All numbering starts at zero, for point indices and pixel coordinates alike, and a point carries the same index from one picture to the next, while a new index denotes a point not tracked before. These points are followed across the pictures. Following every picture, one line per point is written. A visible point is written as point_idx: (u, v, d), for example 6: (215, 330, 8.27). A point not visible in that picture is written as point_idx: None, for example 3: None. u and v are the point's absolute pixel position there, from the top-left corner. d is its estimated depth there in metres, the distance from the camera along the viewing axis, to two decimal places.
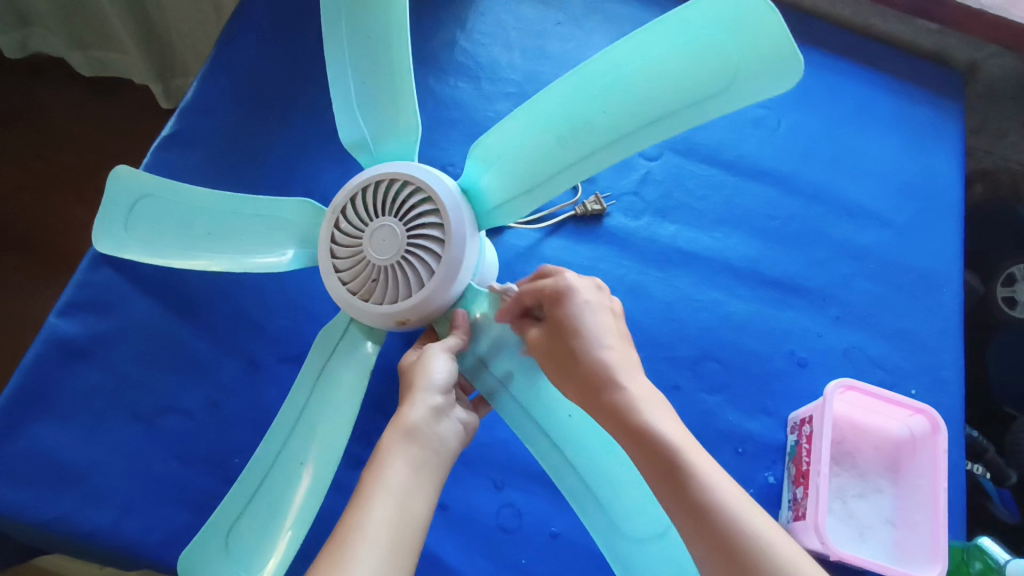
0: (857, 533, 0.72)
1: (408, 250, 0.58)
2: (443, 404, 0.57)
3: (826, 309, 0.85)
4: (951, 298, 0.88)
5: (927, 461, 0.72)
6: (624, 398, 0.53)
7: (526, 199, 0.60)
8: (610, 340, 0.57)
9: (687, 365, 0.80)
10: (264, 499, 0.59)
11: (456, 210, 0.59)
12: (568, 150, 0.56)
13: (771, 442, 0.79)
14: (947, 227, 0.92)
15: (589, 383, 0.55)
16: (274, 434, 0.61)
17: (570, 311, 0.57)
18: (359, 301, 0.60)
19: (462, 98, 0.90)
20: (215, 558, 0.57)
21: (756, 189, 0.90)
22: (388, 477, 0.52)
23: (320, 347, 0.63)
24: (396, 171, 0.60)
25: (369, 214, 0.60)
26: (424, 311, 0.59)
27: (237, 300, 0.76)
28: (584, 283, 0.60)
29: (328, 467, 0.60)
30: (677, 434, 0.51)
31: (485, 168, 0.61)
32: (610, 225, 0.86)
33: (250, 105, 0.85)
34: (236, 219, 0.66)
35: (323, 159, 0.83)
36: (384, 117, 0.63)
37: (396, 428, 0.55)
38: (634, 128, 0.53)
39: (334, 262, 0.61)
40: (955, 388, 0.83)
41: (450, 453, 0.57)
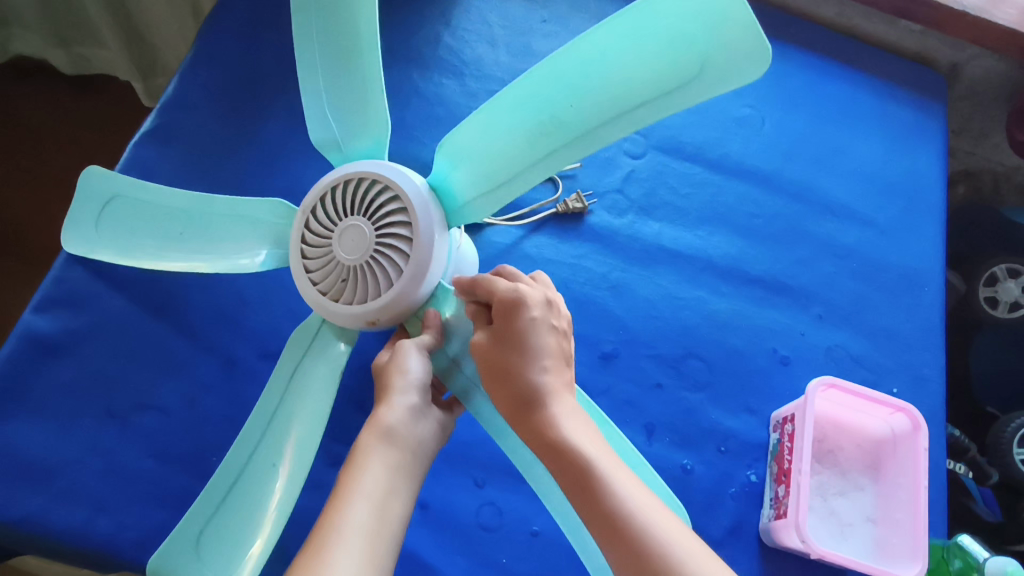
0: (837, 531, 0.72)
1: (377, 250, 0.58)
2: (420, 404, 0.57)
3: (809, 307, 0.85)
4: (932, 296, 0.88)
5: (908, 458, 0.72)
6: (548, 417, 0.54)
7: (496, 196, 0.59)
8: (550, 363, 0.56)
9: (670, 363, 0.80)
10: (235, 502, 0.58)
11: (424, 208, 0.58)
12: (535, 145, 0.56)
13: (753, 441, 0.79)
14: (928, 226, 0.92)
15: (526, 401, 0.54)
16: (245, 439, 0.60)
17: (518, 325, 0.56)
18: (329, 302, 0.59)
19: (447, 95, 0.89)
20: (185, 561, 0.56)
21: (740, 187, 0.90)
22: (364, 479, 0.51)
23: (292, 348, 0.62)
24: (366, 170, 0.59)
25: (338, 214, 0.59)
26: (394, 311, 0.58)
27: (215, 296, 0.75)
28: (535, 295, 0.58)
29: (300, 469, 0.59)
30: (597, 449, 0.52)
31: (456, 165, 0.60)
32: (593, 222, 0.85)
33: (231, 102, 0.84)
34: (209, 220, 0.65)
35: (304, 155, 0.82)
36: (355, 115, 0.63)
37: (373, 429, 0.54)
38: (606, 121, 0.52)
39: (305, 262, 0.60)
40: (936, 386, 0.84)
41: (427, 455, 0.57)
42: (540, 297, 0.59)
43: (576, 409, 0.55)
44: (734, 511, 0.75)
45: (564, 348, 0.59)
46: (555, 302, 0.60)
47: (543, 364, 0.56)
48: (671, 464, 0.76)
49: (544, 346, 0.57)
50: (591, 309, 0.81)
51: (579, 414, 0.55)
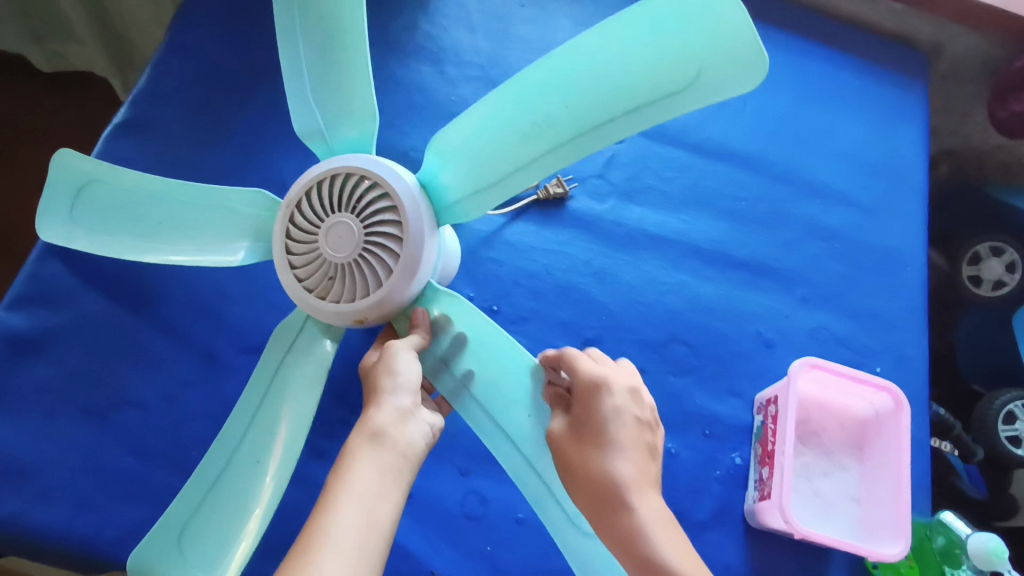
0: (822, 511, 0.72)
1: (366, 248, 0.56)
2: (410, 405, 0.55)
3: (793, 289, 0.85)
4: (916, 276, 0.88)
5: (891, 437, 0.72)
6: (635, 521, 0.55)
7: (488, 196, 0.58)
8: (631, 456, 0.57)
9: (655, 348, 0.80)
10: (218, 499, 0.57)
11: (415, 207, 0.57)
12: (528, 146, 0.55)
13: (738, 424, 0.79)
14: (912, 205, 0.92)
15: (608, 499, 0.56)
16: (227, 435, 0.59)
17: (604, 420, 0.57)
18: (316, 300, 0.57)
19: (426, 82, 0.88)
20: (167, 558, 0.55)
21: (723, 170, 0.89)
22: (351, 483, 0.50)
23: (277, 343, 0.61)
24: (354, 165, 0.58)
25: (324, 209, 0.58)
26: (383, 310, 0.57)
27: (194, 290, 0.74)
28: (619, 386, 0.59)
29: (285, 466, 0.58)
30: (685, 562, 0.55)
31: (444, 163, 0.59)
32: (574, 208, 0.85)
33: (204, 93, 0.82)
34: (189, 211, 0.64)
35: (281, 146, 0.81)
36: (338, 104, 0.62)
37: (362, 431, 0.53)
38: (600, 123, 0.51)
39: (289, 258, 0.58)
40: (920, 366, 0.84)
41: (418, 457, 0.54)
42: (625, 385, 0.59)
43: (658, 509, 0.57)
44: (720, 494, 0.75)
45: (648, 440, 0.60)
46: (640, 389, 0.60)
47: (628, 463, 0.57)
48: None
49: (629, 443, 0.58)
50: (574, 296, 0.81)
51: (663, 514, 0.57)
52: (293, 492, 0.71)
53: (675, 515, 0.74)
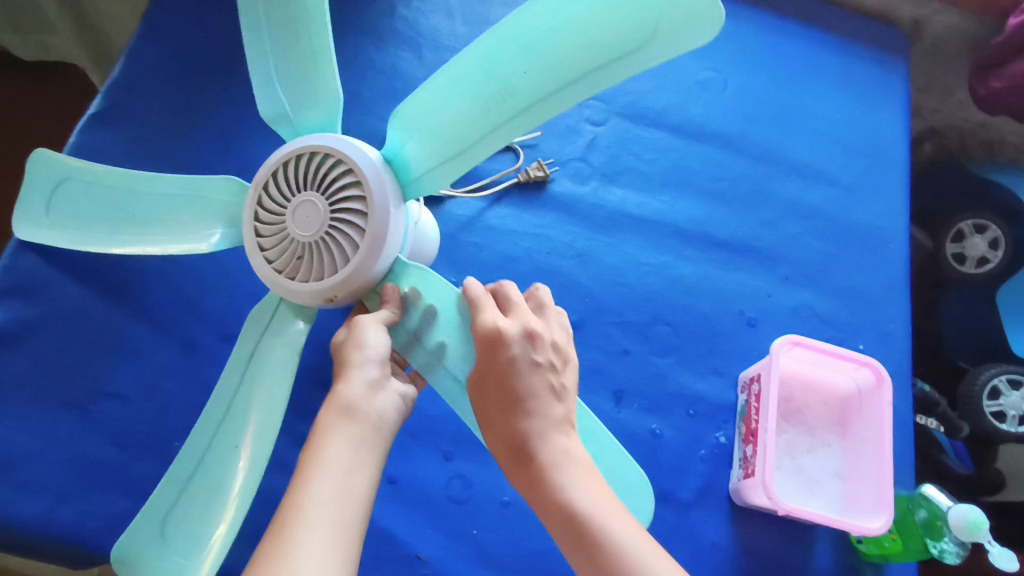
0: (805, 487, 0.72)
1: (331, 225, 0.56)
2: (379, 377, 0.55)
3: (775, 268, 0.85)
4: (897, 253, 0.89)
5: (873, 413, 0.72)
6: (539, 468, 0.53)
7: (454, 166, 0.58)
8: (536, 404, 0.55)
9: (637, 329, 0.80)
10: (198, 485, 0.57)
11: (379, 181, 0.57)
12: (491, 113, 0.55)
13: (721, 402, 0.79)
14: (892, 183, 0.92)
15: (512, 448, 0.54)
16: (205, 422, 0.59)
17: (500, 368, 0.54)
18: (286, 280, 0.58)
19: (404, 67, 0.88)
20: (151, 546, 0.56)
21: (703, 151, 0.89)
22: (325, 458, 0.50)
23: (251, 328, 0.61)
24: (317, 143, 0.58)
25: (290, 189, 0.58)
26: (352, 287, 0.57)
27: (173, 280, 0.73)
28: (514, 329, 0.56)
29: (261, 449, 0.57)
30: (594, 500, 0.52)
31: (409, 137, 0.58)
32: (555, 191, 0.84)
33: (179, 82, 0.82)
34: (163, 200, 0.63)
35: (258, 134, 0.81)
36: (305, 89, 0.61)
37: (332, 407, 0.53)
38: (562, 85, 0.52)
39: (259, 241, 0.59)
40: (902, 342, 0.84)
41: (390, 428, 0.55)
42: (520, 329, 0.56)
43: (564, 451, 0.54)
44: (704, 472, 0.76)
45: (553, 381, 0.56)
46: (539, 331, 0.57)
47: (533, 408, 0.55)
48: (640, 429, 0.76)
49: (531, 388, 0.55)
50: (556, 278, 0.81)
51: (576, 456, 0.54)
52: (276, 479, 0.71)
53: (660, 494, 0.74)
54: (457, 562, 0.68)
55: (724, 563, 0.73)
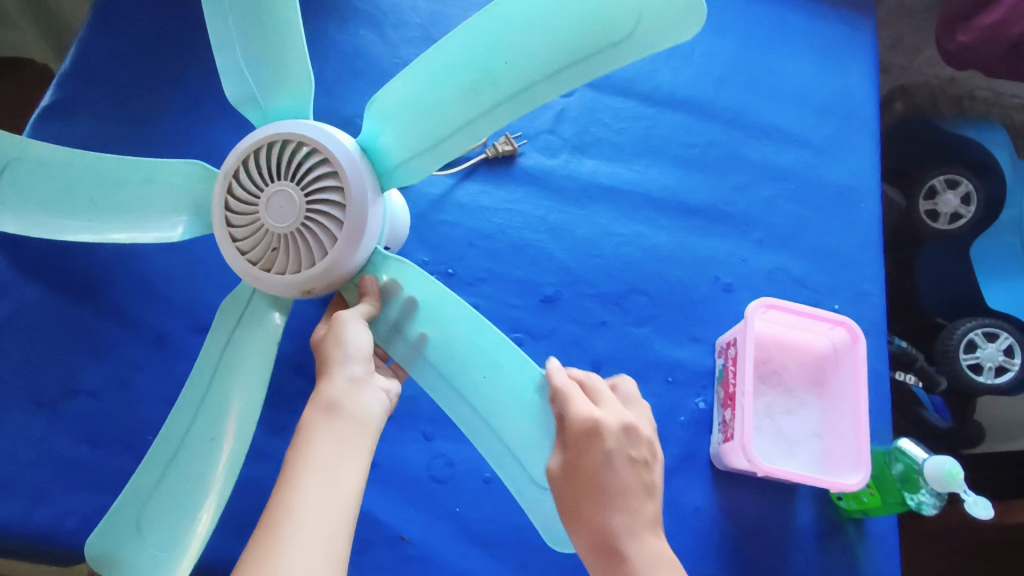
0: (785, 448, 0.73)
1: (308, 216, 0.54)
2: (363, 374, 0.53)
3: (749, 233, 0.85)
4: (870, 212, 0.89)
5: (848, 371, 0.73)
6: (629, 569, 0.56)
7: (432, 159, 0.56)
8: (627, 502, 0.57)
9: (613, 300, 0.80)
10: (175, 477, 0.56)
11: (356, 172, 0.55)
12: (470, 105, 0.53)
13: (700, 368, 0.79)
14: (864, 142, 0.92)
15: (601, 545, 0.56)
16: (181, 414, 0.58)
17: (596, 461, 0.55)
18: (261, 272, 0.56)
19: (365, 45, 0.86)
20: (130, 539, 0.55)
21: (674, 118, 0.88)
22: (311, 455, 0.48)
23: (224, 317, 0.60)
24: (289, 130, 0.55)
25: (263, 179, 0.55)
26: (331, 278, 0.55)
27: (139, 272, 0.72)
28: (613, 424, 0.57)
29: (239, 440, 0.57)
30: None
31: (385, 124, 0.56)
32: (525, 165, 0.84)
33: (134, 69, 0.80)
34: (124, 186, 0.61)
35: (219, 120, 0.79)
36: (274, 71, 0.58)
37: (316, 405, 0.51)
38: (541, 79, 0.51)
39: (231, 232, 0.56)
40: (877, 300, 0.84)
41: (377, 424, 0.53)
42: (618, 424, 0.58)
43: (655, 551, 0.57)
44: (685, 439, 0.76)
45: (645, 479, 0.58)
46: (636, 425, 0.58)
47: (622, 505, 0.57)
48: None
49: (624, 486, 0.57)
50: (530, 253, 0.80)
51: (658, 549, 0.57)
52: (256, 468, 0.71)
53: None
54: (443, 540, 0.69)
55: (707, 526, 0.73)
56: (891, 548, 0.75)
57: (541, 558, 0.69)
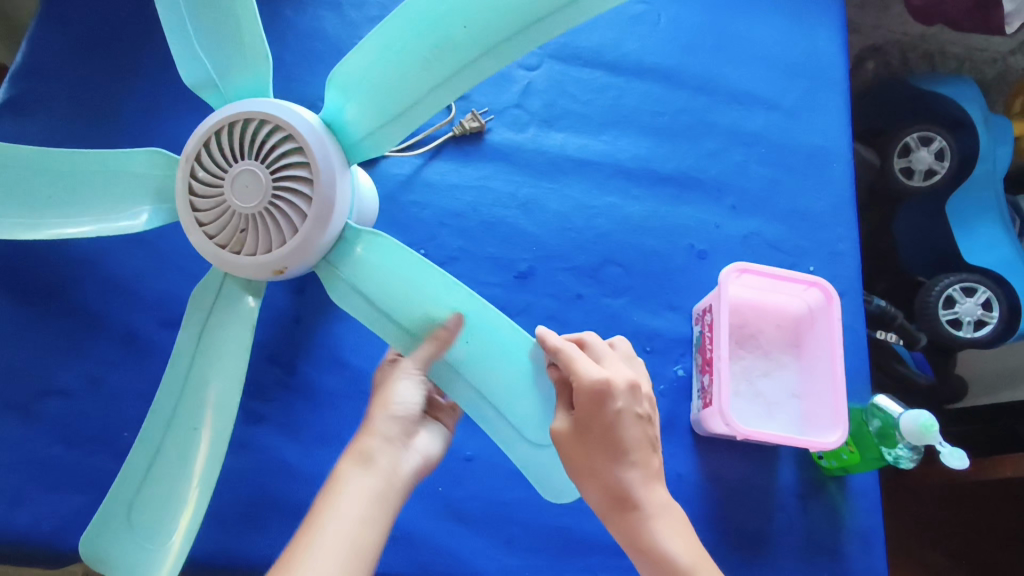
0: (764, 410, 0.73)
1: (276, 194, 0.52)
2: (399, 434, 0.57)
3: (722, 199, 0.85)
4: (841, 173, 0.88)
5: (824, 332, 0.73)
6: (640, 517, 0.58)
7: (396, 129, 0.55)
8: (635, 456, 0.59)
9: (588, 273, 0.80)
10: (160, 469, 0.55)
11: (322, 145, 0.53)
12: (432, 73, 0.51)
13: (678, 336, 0.79)
14: (834, 102, 0.91)
15: (615, 497, 0.58)
16: (160, 406, 0.56)
17: (606, 419, 0.56)
18: (230, 255, 0.53)
19: (327, 28, 0.84)
20: (121, 533, 0.55)
21: (642, 87, 0.88)
22: (340, 503, 0.51)
23: (196, 305, 0.57)
24: (251, 108, 0.53)
25: (226, 158, 0.53)
26: (304, 256, 0.53)
27: (105, 269, 0.71)
28: (618, 382, 0.58)
29: (221, 428, 0.56)
30: (690, 553, 0.58)
31: (345, 101, 0.54)
32: (493, 141, 0.83)
33: (90, 64, 0.78)
34: (83, 179, 0.59)
35: (178, 111, 0.78)
36: (229, 51, 0.56)
37: (352, 455, 0.55)
38: (504, 40, 0.49)
39: (196, 216, 0.54)
40: (851, 260, 0.85)
41: (408, 484, 0.56)
42: (623, 382, 0.58)
43: (661, 499, 0.59)
44: (666, 407, 0.76)
45: (648, 433, 0.60)
46: (639, 383, 0.60)
47: (631, 461, 0.58)
48: None
49: (631, 441, 0.58)
50: (502, 229, 0.80)
51: (666, 502, 0.60)
52: (234, 458, 0.71)
53: None
54: (427, 519, 0.69)
55: (691, 492, 0.74)
56: (873, 504, 0.76)
57: (526, 532, 0.70)
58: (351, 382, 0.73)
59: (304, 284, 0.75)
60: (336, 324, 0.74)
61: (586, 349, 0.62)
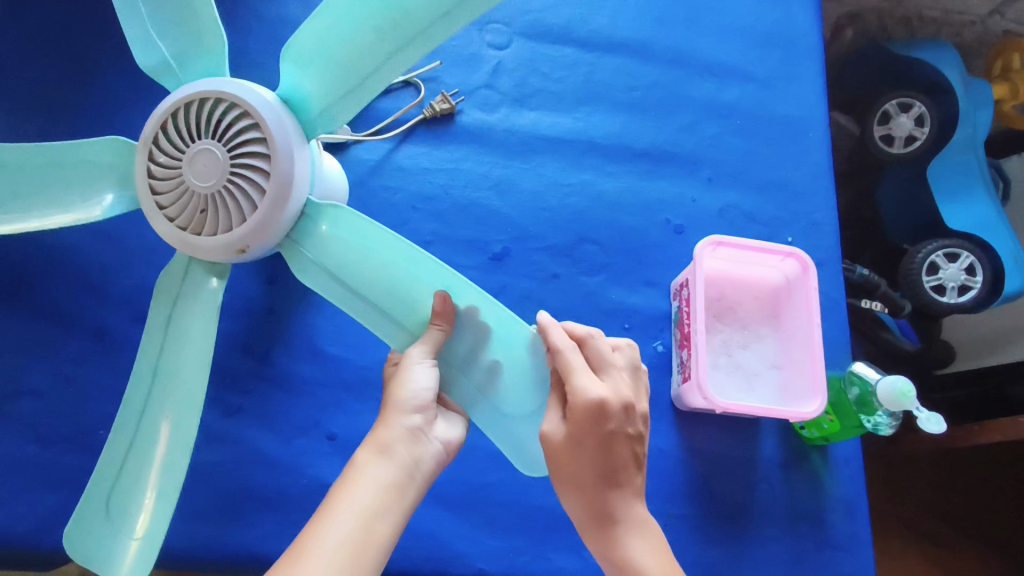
0: (744, 382, 0.73)
1: (233, 172, 0.51)
2: (420, 424, 0.54)
3: (698, 171, 0.84)
4: (819, 141, 0.87)
5: (801, 301, 0.73)
6: (616, 532, 0.59)
7: (354, 100, 0.54)
8: (621, 473, 0.58)
9: (563, 252, 0.79)
10: (135, 460, 0.54)
11: (279, 121, 0.52)
12: (387, 41, 0.50)
13: (656, 312, 0.79)
14: (810, 70, 0.90)
15: (595, 511, 0.58)
16: (131, 396, 0.55)
17: (598, 437, 0.55)
18: (193, 237, 0.53)
19: (290, 13, 0.83)
20: (101, 528, 0.53)
21: (615, 62, 0.86)
22: (354, 494, 0.50)
23: (162, 294, 0.56)
24: (206, 88, 0.52)
25: (184, 140, 0.52)
26: (266, 233, 0.52)
27: (73, 267, 0.71)
28: (617, 400, 0.56)
29: (190, 416, 0.54)
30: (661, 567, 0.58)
31: (301, 73, 0.53)
32: (464, 123, 0.82)
33: (48, 58, 0.77)
34: (40, 171, 0.56)
35: (140, 103, 0.77)
36: (186, 33, 0.54)
37: (371, 443, 0.53)
38: (455, 4, 0.47)
39: (157, 200, 0.53)
40: (830, 229, 0.84)
41: (427, 476, 0.54)
42: (621, 402, 0.56)
43: (640, 515, 0.60)
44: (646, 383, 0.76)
45: (637, 451, 0.60)
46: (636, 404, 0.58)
47: (618, 479, 0.58)
48: None
49: (618, 458, 0.58)
50: (475, 211, 0.79)
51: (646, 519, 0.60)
52: (212, 453, 0.70)
53: None
54: None
55: (673, 467, 0.74)
56: (855, 471, 0.76)
57: (506, 512, 0.71)
58: (328, 370, 0.72)
59: (277, 274, 0.74)
60: (311, 314, 0.74)
61: (586, 349, 0.59)
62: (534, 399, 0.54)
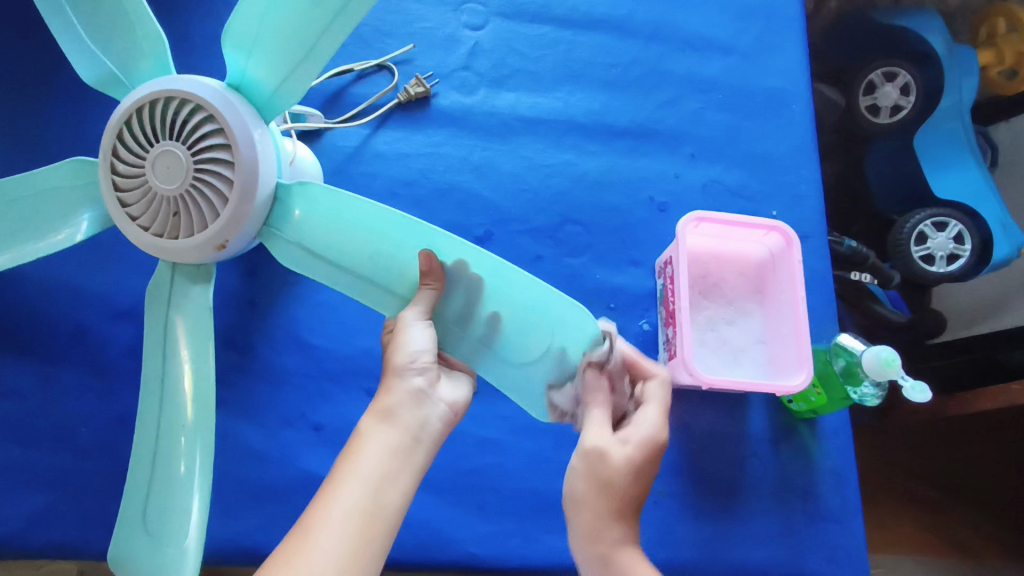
0: (731, 358, 0.73)
1: (197, 168, 0.50)
2: (423, 385, 0.51)
3: (680, 148, 0.84)
4: (802, 113, 0.86)
5: (787, 276, 0.73)
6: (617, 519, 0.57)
7: (303, 75, 0.52)
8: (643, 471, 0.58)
9: (547, 233, 0.79)
10: (161, 476, 0.52)
11: (230, 108, 0.51)
12: (322, 10, 0.49)
13: (640, 291, 0.78)
14: (791, 40, 0.88)
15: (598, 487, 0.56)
16: (145, 411, 0.53)
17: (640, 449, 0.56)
18: (171, 241, 0.52)
19: None
20: (144, 547, 0.51)
21: (593, 39, 0.85)
22: (358, 463, 0.48)
23: (154, 305, 0.55)
24: (153, 90, 0.51)
25: (142, 146, 0.51)
26: (242, 224, 0.52)
27: (53, 270, 0.72)
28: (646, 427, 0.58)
29: (207, 421, 0.52)
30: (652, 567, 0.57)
31: (247, 56, 0.52)
32: (441, 105, 0.81)
33: (20, 62, 0.78)
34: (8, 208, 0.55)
35: (110, 103, 0.78)
36: (122, 38, 0.53)
37: (374, 411, 0.50)
38: None
39: (128, 212, 0.52)
40: (815, 202, 0.83)
41: (436, 437, 0.51)
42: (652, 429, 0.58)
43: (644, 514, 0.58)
44: None
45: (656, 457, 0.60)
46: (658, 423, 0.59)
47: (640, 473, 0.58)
48: None
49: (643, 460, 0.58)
50: (456, 195, 0.79)
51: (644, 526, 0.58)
52: None
53: None
54: None
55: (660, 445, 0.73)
56: (845, 443, 0.76)
57: (495, 496, 0.71)
58: (311, 361, 0.72)
59: (256, 266, 0.74)
60: (292, 304, 0.73)
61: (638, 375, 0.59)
62: (531, 350, 0.52)
